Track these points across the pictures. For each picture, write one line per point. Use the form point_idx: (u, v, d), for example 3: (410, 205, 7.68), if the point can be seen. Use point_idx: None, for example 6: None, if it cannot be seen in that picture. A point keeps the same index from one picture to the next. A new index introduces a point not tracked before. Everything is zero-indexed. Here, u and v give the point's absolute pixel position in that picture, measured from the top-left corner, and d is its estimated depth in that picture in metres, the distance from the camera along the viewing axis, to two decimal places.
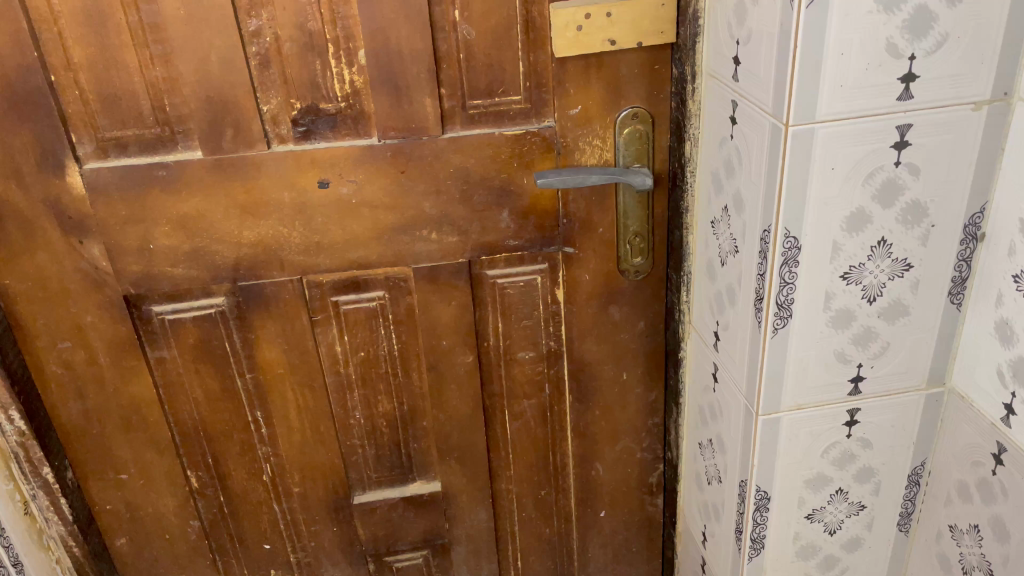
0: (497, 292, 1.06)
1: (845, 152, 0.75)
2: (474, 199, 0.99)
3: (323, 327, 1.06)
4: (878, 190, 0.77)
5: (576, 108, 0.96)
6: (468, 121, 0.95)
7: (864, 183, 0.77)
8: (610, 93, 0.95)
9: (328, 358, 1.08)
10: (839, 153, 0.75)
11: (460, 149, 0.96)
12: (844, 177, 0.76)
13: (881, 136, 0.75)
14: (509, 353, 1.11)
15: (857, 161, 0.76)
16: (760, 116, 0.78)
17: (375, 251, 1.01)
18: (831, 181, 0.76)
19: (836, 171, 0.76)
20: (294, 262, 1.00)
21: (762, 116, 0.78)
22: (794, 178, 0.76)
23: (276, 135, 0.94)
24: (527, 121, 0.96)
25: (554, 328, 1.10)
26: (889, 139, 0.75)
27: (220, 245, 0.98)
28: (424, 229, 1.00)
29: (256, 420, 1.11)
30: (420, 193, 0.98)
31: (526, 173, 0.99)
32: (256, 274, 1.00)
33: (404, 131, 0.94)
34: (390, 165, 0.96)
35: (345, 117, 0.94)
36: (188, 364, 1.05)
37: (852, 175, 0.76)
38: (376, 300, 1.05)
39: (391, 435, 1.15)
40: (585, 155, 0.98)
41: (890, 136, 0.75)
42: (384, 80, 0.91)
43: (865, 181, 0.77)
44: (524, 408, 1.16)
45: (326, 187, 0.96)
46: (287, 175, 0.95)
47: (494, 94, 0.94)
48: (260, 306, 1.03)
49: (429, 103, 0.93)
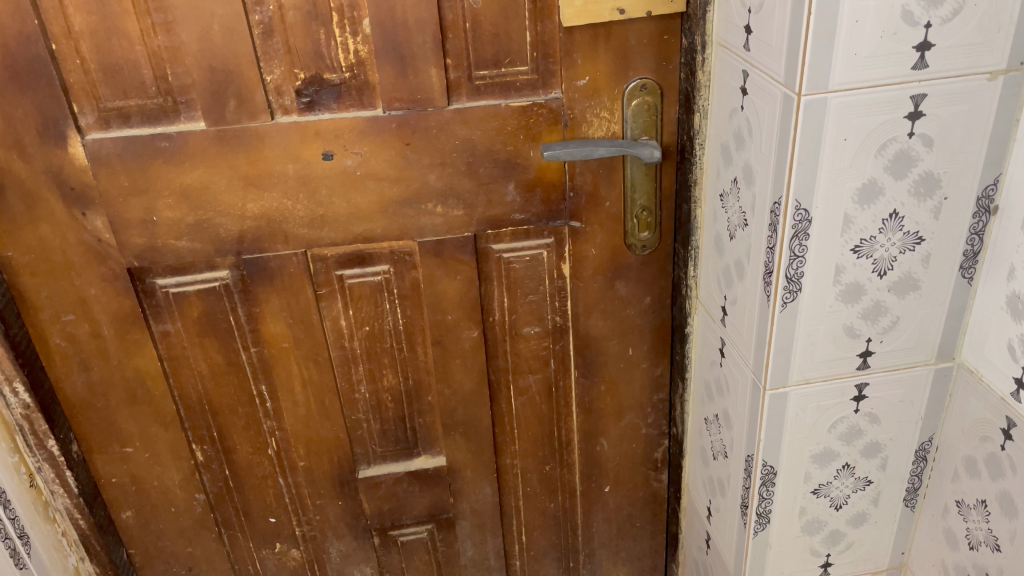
0: (502, 266, 1.05)
1: (858, 123, 0.74)
2: (479, 171, 0.98)
3: (328, 301, 1.05)
4: (891, 161, 0.76)
5: (584, 79, 0.94)
6: (474, 92, 0.94)
7: (877, 155, 0.76)
8: (618, 64, 0.94)
9: (333, 332, 1.07)
10: (852, 123, 0.74)
11: (466, 121, 0.95)
12: (856, 147, 0.75)
13: (894, 106, 0.74)
14: (514, 328, 1.11)
15: (870, 132, 0.74)
16: (771, 86, 0.77)
17: (380, 224, 1.00)
18: (843, 152, 0.75)
19: (847, 142, 0.75)
20: (299, 235, 1.00)
21: (774, 85, 0.76)
22: (806, 149, 0.75)
23: (280, 106, 0.92)
24: (534, 93, 0.95)
25: (560, 302, 1.09)
26: (902, 110, 0.74)
27: (224, 217, 0.97)
28: (429, 202, 0.99)
29: (261, 394, 1.11)
30: (425, 165, 0.97)
31: (532, 146, 0.97)
32: (260, 247, 1.00)
33: (409, 103, 0.93)
34: (396, 137, 0.95)
35: (349, 88, 0.92)
36: (192, 338, 1.05)
37: (865, 146, 0.75)
38: (381, 274, 1.04)
39: (396, 410, 1.15)
40: (592, 128, 0.97)
41: (904, 107, 0.74)
42: (388, 50, 0.90)
43: (877, 153, 0.76)
44: (530, 383, 1.15)
45: (330, 159, 0.95)
46: (291, 147, 0.94)
47: (500, 65, 0.93)
48: (264, 280, 1.02)
49: (435, 74, 0.92)
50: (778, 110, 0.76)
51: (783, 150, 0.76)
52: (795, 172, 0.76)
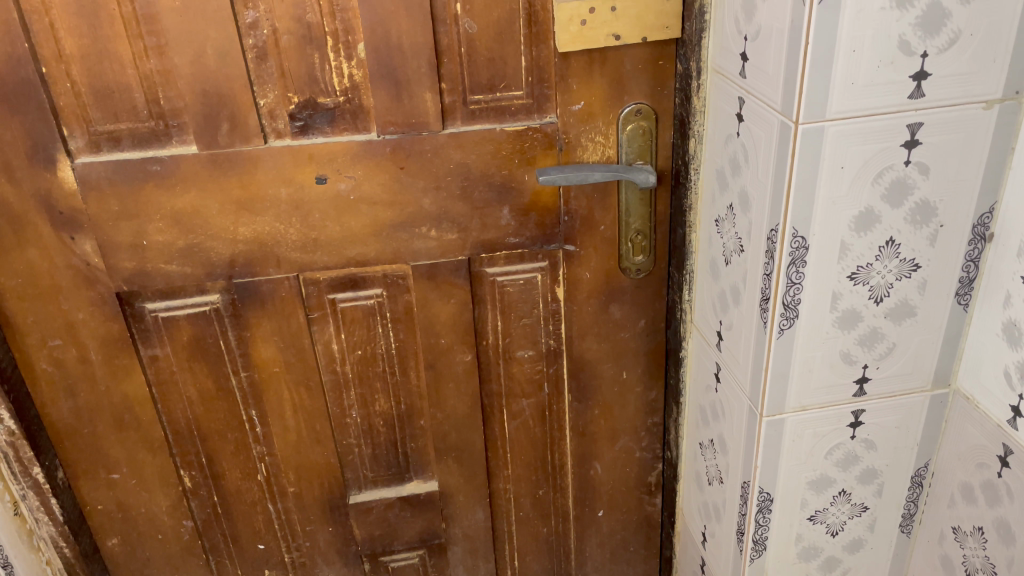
0: (496, 290, 1.05)
1: (855, 150, 0.74)
2: (474, 195, 0.98)
3: (320, 325, 1.04)
4: (888, 189, 0.76)
5: (579, 104, 0.94)
6: (469, 116, 0.94)
7: (875, 182, 0.76)
8: (613, 89, 0.94)
9: (325, 356, 1.07)
10: (850, 150, 0.74)
11: (461, 145, 0.94)
12: (854, 175, 0.75)
13: (892, 134, 0.74)
14: (508, 352, 1.10)
15: (866, 160, 0.75)
16: (768, 113, 0.77)
17: (374, 247, 0.99)
18: (841, 179, 0.75)
19: (846, 169, 0.75)
20: (290, 259, 0.99)
21: (771, 112, 0.76)
22: (803, 176, 0.74)
23: (273, 130, 0.92)
24: (529, 117, 0.95)
25: (554, 326, 1.09)
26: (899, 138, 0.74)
27: (216, 240, 0.96)
28: (423, 225, 0.99)
29: (251, 419, 1.10)
30: (420, 189, 0.96)
31: (527, 169, 0.97)
32: (252, 270, 0.99)
33: (403, 126, 0.92)
34: (390, 160, 0.94)
35: (343, 112, 0.92)
36: (181, 362, 1.04)
37: (862, 174, 0.75)
38: (374, 298, 1.03)
39: (387, 434, 1.14)
40: (587, 152, 0.97)
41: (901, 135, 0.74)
42: (383, 74, 0.89)
43: (874, 181, 0.76)
44: (523, 407, 1.15)
45: (324, 182, 0.94)
46: (284, 170, 0.93)
47: (495, 89, 0.93)
48: (255, 303, 1.01)
49: (429, 97, 0.91)
50: (776, 137, 0.76)
51: (780, 177, 0.76)
52: (793, 199, 0.75)
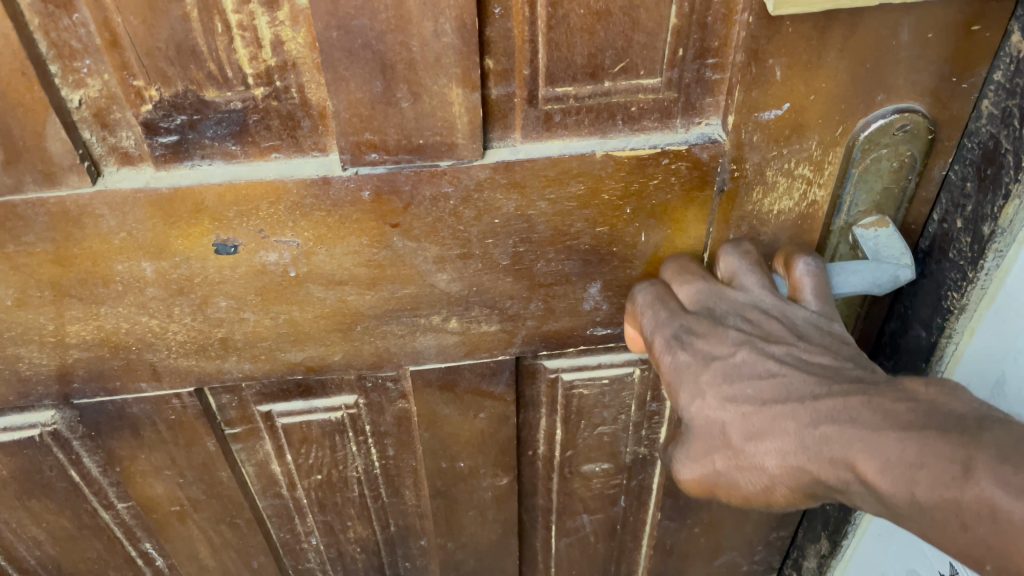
0: (559, 392, 0.60)
1: (854, 430, 0.38)
2: (537, 267, 0.50)
3: (248, 445, 0.60)
4: (908, 516, 0.36)
5: (779, 108, 0.43)
6: (539, 126, 0.44)
7: (906, 515, 0.36)
8: (858, 82, 0.43)
9: (260, 480, 0.63)
10: (836, 427, 0.39)
11: (519, 184, 0.45)
12: (816, 446, 0.39)
13: (936, 396, 0.38)
14: (569, 466, 0.67)
15: (892, 463, 0.36)
16: (768, 305, 0.46)
17: (340, 348, 0.52)
18: (798, 434, 0.40)
19: (814, 437, 0.39)
20: (181, 370, 0.52)
21: (736, 300, 0.46)
22: (671, 350, 0.44)
23: (112, 148, 0.41)
24: (662, 126, 0.45)
25: (649, 432, 0.66)
26: (996, 453, 0.33)
27: (25, 347, 0.48)
28: (434, 314, 0.51)
29: (144, 554, 0.67)
30: (430, 258, 0.48)
31: (646, 225, 0.48)
32: (105, 386, 0.52)
33: (400, 151, 0.42)
34: (370, 213, 0.45)
35: (265, 117, 0.41)
36: (7, 499, 0.60)
37: (815, 445, 0.39)
38: (340, 410, 0.59)
39: (369, 559, 0.74)
40: (771, 197, 0.48)
41: (986, 442, 0.34)
42: (355, 46, 0.38)
43: (868, 482, 0.37)
44: (582, 523, 0.75)
45: (233, 251, 0.45)
46: (145, 234, 0.44)
47: (604, 76, 0.42)
48: (122, 429, 0.56)
49: (458, 97, 0.40)
50: (700, 290, 0.47)
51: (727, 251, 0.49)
52: (660, 332, 0.45)
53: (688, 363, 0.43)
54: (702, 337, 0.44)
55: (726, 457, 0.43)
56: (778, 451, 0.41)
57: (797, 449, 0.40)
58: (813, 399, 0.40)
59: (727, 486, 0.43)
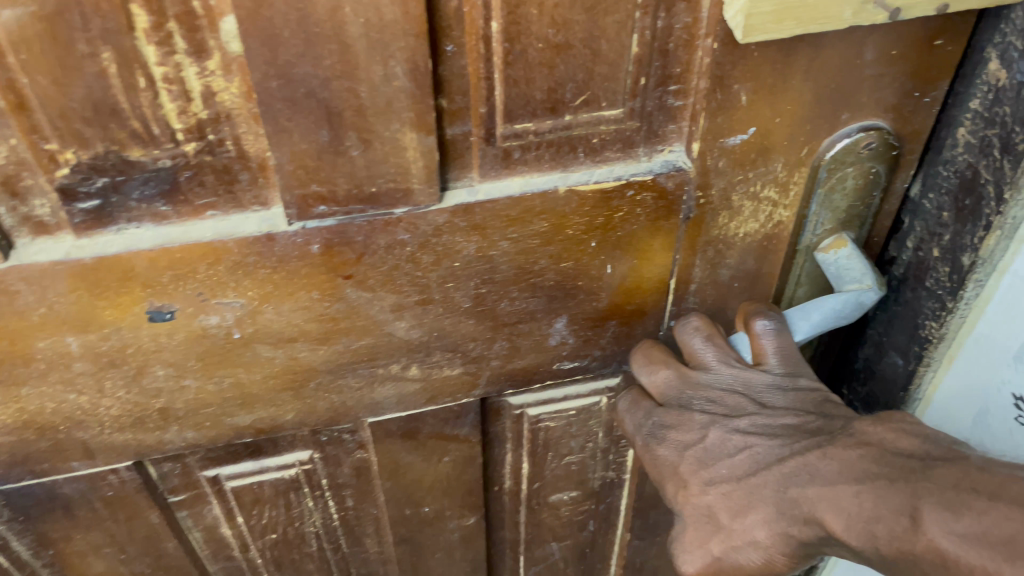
0: (525, 426, 0.58)
1: (816, 488, 0.42)
2: (501, 307, 0.47)
3: (194, 511, 0.56)
4: (880, 565, 0.40)
5: (745, 132, 0.42)
6: (498, 164, 0.41)
7: (880, 562, 0.40)
8: (823, 102, 0.41)
9: (210, 546, 0.59)
10: (803, 489, 0.42)
11: (480, 226, 0.42)
12: (792, 509, 0.43)
13: (884, 434, 0.42)
14: (536, 497, 0.66)
15: (855, 518, 0.40)
16: (734, 382, 0.47)
17: (293, 407, 0.49)
18: (774, 503, 0.44)
19: (788, 501, 0.43)
20: (117, 446, 0.47)
21: (701, 384, 0.48)
22: (658, 443, 0.48)
23: (23, 217, 0.37)
24: (625, 156, 0.43)
25: (616, 456, 0.65)
26: (937, 499, 0.37)
27: None
28: (393, 363, 0.48)
29: None
30: (387, 308, 0.45)
31: (612, 257, 0.46)
32: (32, 470, 0.47)
33: (351, 201, 0.39)
34: (320, 267, 0.41)
35: (198, 172, 0.37)
36: None
37: (791, 508, 0.43)
38: (295, 467, 0.55)
39: None
40: (738, 220, 0.46)
41: (929, 485, 0.38)
42: (299, 96, 0.34)
43: (839, 537, 0.41)
44: (552, 550, 0.74)
45: (170, 318, 0.41)
46: (69, 307, 0.39)
47: (565, 110, 0.39)
48: (53, 512, 0.51)
49: (413, 141, 0.37)
50: (666, 381, 0.49)
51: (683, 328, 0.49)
52: (641, 431, 0.49)
53: (671, 459, 0.47)
54: (678, 428, 0.47)
55: (721, 538, 0.46)
56: (760, 520, 0.44)
57: (779, 516, 0.44)
58: (780, 464, 0.44)
59: (728, 568, 0.46)
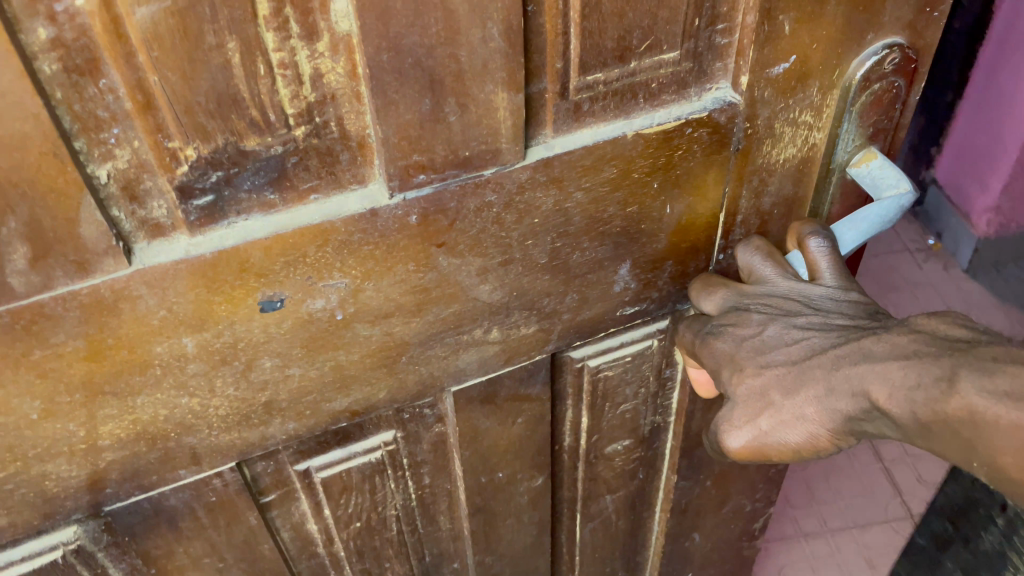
0: (586, 379, 0.60)
1: (867, 365, 0.45)
2: (573, 258, 0.49)
3: (284, 510, 0.56)
4: (916, 431, 0.43)
5: (786, 60, 0.46)
6: (570, 117, 0.44)
7: (916, 430, 0.43)
8: (851, 24, 0.45)
9: (297, 546, 0.60)
10: (854, 366, 0.45)
11: (559, 178, 0.45)
12: (842, 383, 0.46)
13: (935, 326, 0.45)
14: (594, 451, 0.68)
15: (898, 387, 0.43)
16: (789, 291, 0.51)
17: (385, 384, 0.50)
18: (826, 380, 0.46)
19: (840, 377, 0.46)
20: (222, 447, 0.48)
21: (758, 292, 0.51)
22: (715, 337, 0.51)
23: (141, 221, 0.38)
24: (679, 97, 0.46)
25: (663, 399, 0.68)
26: (975, 367, 0.41)
27: (51, 462, 0.43)
28: (476, 327, 0.50)
29: None
30: (474, 271, 0.47)
31: (671, 196, 0.49)
32: (141, 484, 0.47)
33: (447, 168, 0.41)
34: (417, 237, 0.43)
35: (305, 157, 0.39)
36: None
37: (842, 384, 0.46)
38: (379, 449, 0.56)
39: None
40: (780, 146, 0.50)
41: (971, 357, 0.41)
42: (405, 66, 0.36)
43: (882, 407, 0.44)
44: (605, 505, 0.76)
45: (278, 306, 0.42)
46: (186, 307, 0.40)
47: (631, 57, 0.42)
48: (156, 528, 0.51)
49: (504, 100, 0.40)
50: (723, 298, 0.52)
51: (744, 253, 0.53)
52: (699, 335, 0.53)
53: (727, 349, 0.51)
54: (736, 325, 0.51)
55: (770, 415, 0.48)
56: (811, 394, 0.47)
57: (828, 394, 0.46)
58: (835, 349, 0.47)
59: (773, 446, 0.49)
